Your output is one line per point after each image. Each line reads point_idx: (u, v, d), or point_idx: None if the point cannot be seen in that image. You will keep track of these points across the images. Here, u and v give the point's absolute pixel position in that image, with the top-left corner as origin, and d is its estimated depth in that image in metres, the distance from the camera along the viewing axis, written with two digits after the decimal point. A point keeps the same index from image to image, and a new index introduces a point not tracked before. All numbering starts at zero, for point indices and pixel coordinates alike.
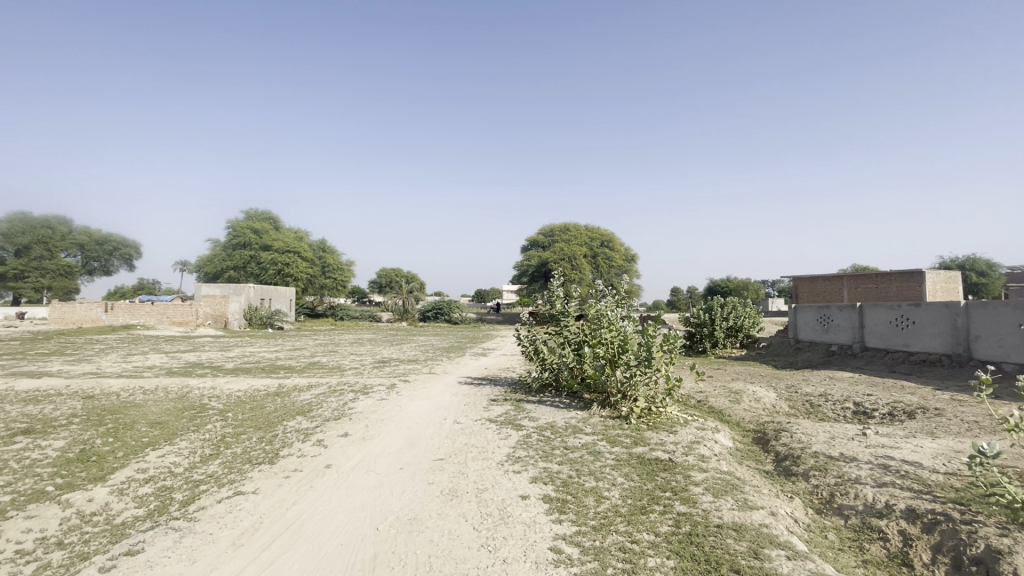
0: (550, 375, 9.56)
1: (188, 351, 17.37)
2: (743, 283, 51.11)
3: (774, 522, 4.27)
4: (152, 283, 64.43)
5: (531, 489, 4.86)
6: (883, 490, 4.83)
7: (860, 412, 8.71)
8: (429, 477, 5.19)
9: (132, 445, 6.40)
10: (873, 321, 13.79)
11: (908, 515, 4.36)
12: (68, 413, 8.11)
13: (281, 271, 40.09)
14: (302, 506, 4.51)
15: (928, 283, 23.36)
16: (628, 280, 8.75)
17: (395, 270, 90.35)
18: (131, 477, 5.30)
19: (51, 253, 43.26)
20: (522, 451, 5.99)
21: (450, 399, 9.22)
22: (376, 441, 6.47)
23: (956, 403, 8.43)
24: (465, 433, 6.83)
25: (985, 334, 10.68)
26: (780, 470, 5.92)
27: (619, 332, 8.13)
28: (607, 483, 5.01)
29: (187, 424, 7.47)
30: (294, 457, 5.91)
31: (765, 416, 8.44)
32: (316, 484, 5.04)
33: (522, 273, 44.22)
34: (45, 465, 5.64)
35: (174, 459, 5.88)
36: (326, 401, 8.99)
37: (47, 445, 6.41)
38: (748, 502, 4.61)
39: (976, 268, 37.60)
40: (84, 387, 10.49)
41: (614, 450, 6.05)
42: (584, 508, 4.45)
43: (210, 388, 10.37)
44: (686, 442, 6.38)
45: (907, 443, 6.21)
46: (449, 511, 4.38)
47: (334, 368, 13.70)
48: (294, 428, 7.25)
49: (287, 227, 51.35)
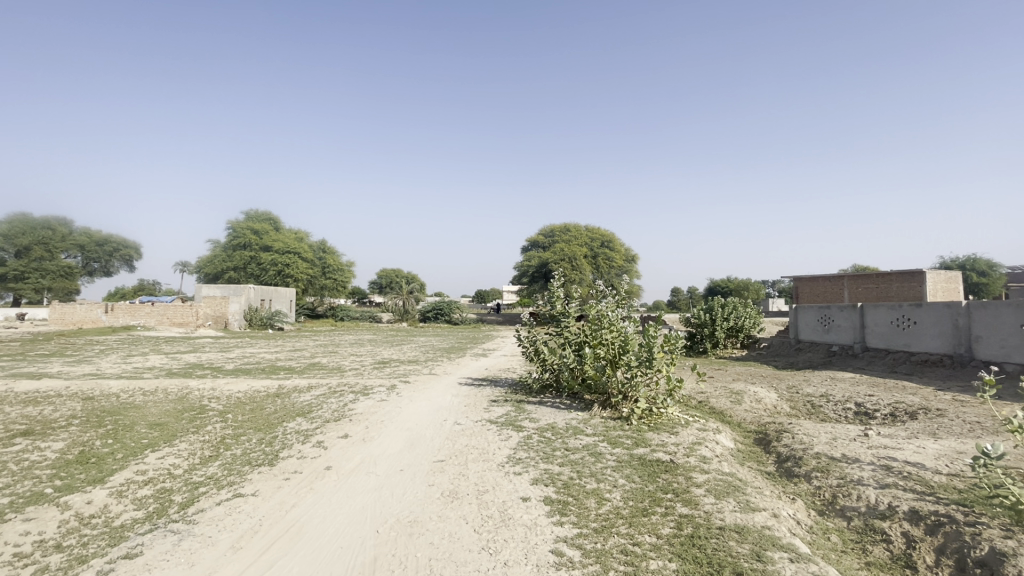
0: (550, 376, 9.54)
1: (189, 352, 17.36)
2: (743, 283, 51.10)
3: (777, 524, 4.25)
4: (152, 283, 64.48)
5: (532, 491, 4.83)
6: (885, 492, 4.80)
7: (861, 412, 8.69)
8: (429, 479, 5.17)
9: (132, 446, 6.38)
10: (874, 322, 13.77)
11: (911, 517, 4.34)
12: (68, 414, 8.09)
13: (281, 272, 40.08)
14: (302, 508, 4.48)
15: (929, 283, 23.34)
16: (628, 280, 8.74)
17: (395, 271, 90.36)
18: (130, 479, 5.28)
19: (51, 254, 43.27)
20: (523, 452, 5.96)
21: (451, 400, 9.20)
22: (376, 443, 6.45)
23: (958, 403, 8.41)
24: (466, 434, 6.81)
25: (987, 335, 10.65)
26: (782, 472, 5.89)
27: (620, 333, 8.11)
28: (608, 485, 4.99)
29: (187, 425, 7.45)
30: (294, 458, 5.88)
31: (766, 417, 8.41)
32: (316, 486, 5.02)
33: (522, 274, 44.20)
34: (45, 467, 5.62)
35: (174, 461, 5.86)
36: (326, 402, 8.96)
37: (46, 447, 6.39)
38: (750, 504, 4.59)
39: (977, 268, 37.56)
40: (84, 388, 10.47)
41: (615, 452, 6.03)
42: (585, 510, 4.42)
43: (211, 389, 10.35)
44: (687, 443, 6.36)
45: (909, 444, 6.18)
46: (450, 514, 4.36)
47: (334, 369, 13.70)
48: (294, 429, 7.23)
49: (287, 227, 51.36)
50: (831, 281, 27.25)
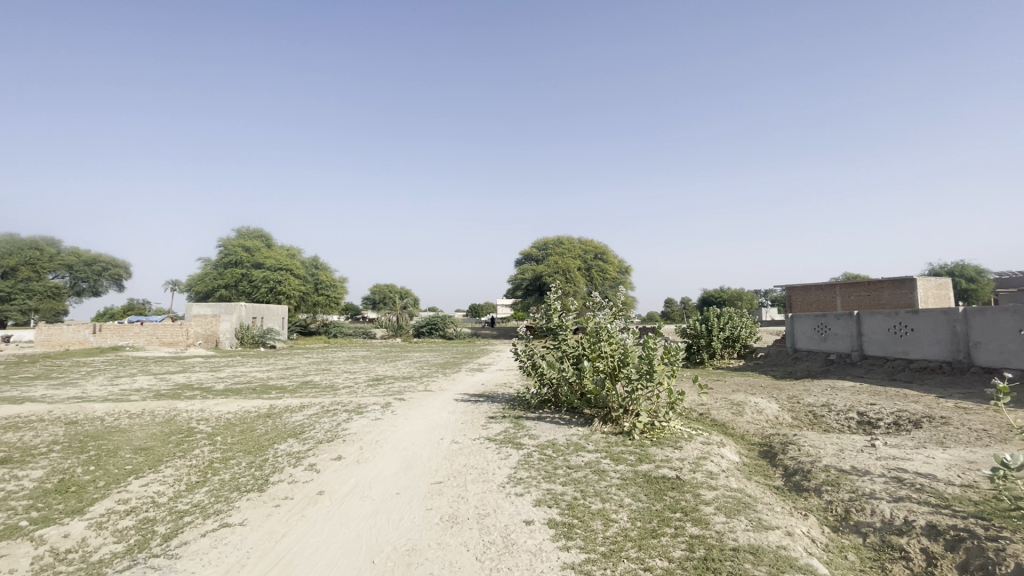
0: (549, 391, 9.32)
1: (177, 373, 16.96)
2: (736, 293, 51.45)
3: (792, 544, 4.07)
4: (143, 302, 64.27)
5: (535, 513, 4.63)
6: (900, 506, 4.63)
7: (865, 422, 8.52)
8: (427, 503, 4.94)
9: (115, 473, 6.10)
10: (872, 329, 13.68)
11: (929, 532, 4.16)
12: (49, 440, 7.76)
13: (274, 289, 39.79)
14: (292, 538, 4.25)
15: (919, 290, 23.63)
16: (624, 290, 8.60)
17: (389, 286, 90.12)
18: (111, 508, 5.01)
19: (38, 274, 42.68)
20: (523, 472, 5.75)
21: (448, 417, 8.99)
22: (371, 464, 6.23)
23: (962, 411, 8.29)
24: (464, 453, 6.59)
25: (985, 340, 10.58)
26: (791, 486, 5.70)
27: (620, 345, 7.91)
28: (614, 505, 4.79)
29: (173, 449, 7.17)
30: (284, 483, 5.64)
31: (769, 428, 8.23)
32: (309, 513, 4.78)
33: (516, 287, 44.02)
34: (21, 498, 5.34)
35: (159, 488, 5.59)
36: (319, 422, 8.68)
37: (24, 476, 6.09)
38: (763, 522, 4.40)
39: (966, 274, 38.28)
40: (67, 412, 10.10)
41: (619, 469, 5.84)
42: (592, 533, 4.22)
43: (199, 411, 10.01)
44: (692, 458, 6.17)
45: (918, 454, 6.03)
46: (450, 540, 4.15)
47: (327, 387, 13.38)
48: (285, 451, 6.97)
49: (278, 244, 50.89)
50: (824, 289, 27.09)
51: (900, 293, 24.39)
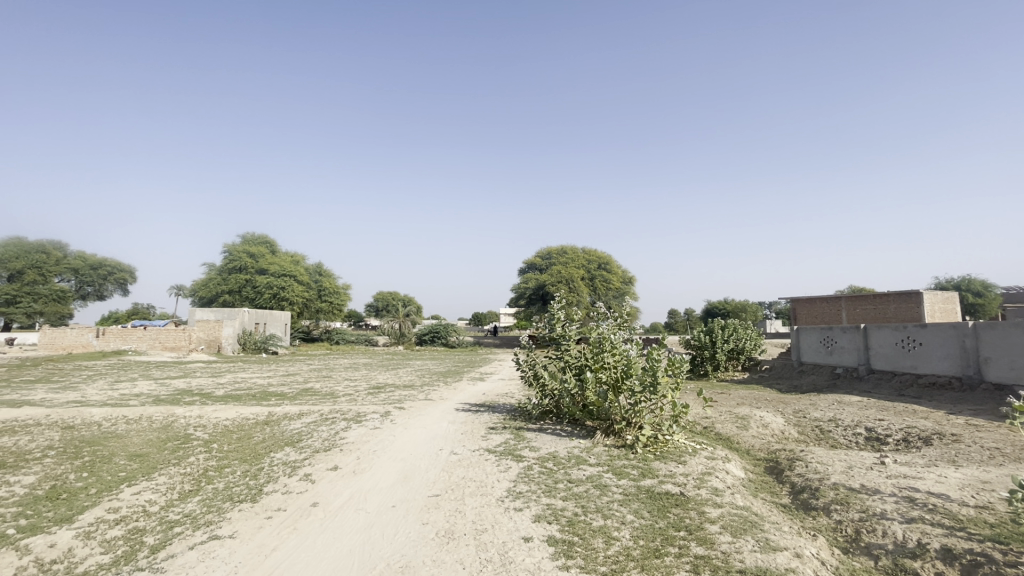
0: (550, 403, 9.19)
1: (178, 378, 16.88)
2: (740, 305, 51.27)
3: (800, 566, 3.92)
4: (148, 307, 64.90)
5: (534, 529, 4.49)
6: (913, 527, 4.46)
7: (873, 438, 8.34)
8: (423, 517, 4.81)
9: (107, 480, 5.99)
10: (879, 343, 13.48)
11: (944, 556, 3.99)
12: (45, 445, 7.67)
13: (277, 296, 39.81)
14: (282, 553, 4.11)
15: (925, 303, 23.45)
16: (629, 301, 8.46)
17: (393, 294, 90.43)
18: (101, 518, 4.90)
19: (44, 278, 42.83)
20: (523, 485, 5.61)
21: (447, 428, 8.84)
22: (367, 476, 6.09)
23: (973, 428, 8.09)
24: (463, 465, 6.46)
25: (995, 356, 10.39)
26: (799, 505, 5.53)
27: (623, 356, 7.75)
28: (615, 522, 4.64)
29: (169, 456, 7.08)
30: (278, 494, 5.50)
31: (774, 443, 8.05)
32: (300, 526, 4.66)
33: (519, 297, 43.87)
34: (10, 504, 5.25)
35: (150, 497, 5.47)
36: (317, 430, 8.57)
37: (15, 481, 6.01)
38: (770, 543, 4.25)
39: (972, 289, 37.94)
40: (64, 416, 9.99)
41: (620, 484, 5.68)
42: (592, 551, 4.08)
43: (197, 417, 9.92)
44: (697, 473, 6.01)
45: (929, 473, 5.85)
46: (445, 557, 4.00)
47: (326, 395, 13.24)
48: (282, 460, 6.87)
49: (283, 250, 51.06)
50: (829, 302, 26.85)
51: (907, 306, 24.16)
